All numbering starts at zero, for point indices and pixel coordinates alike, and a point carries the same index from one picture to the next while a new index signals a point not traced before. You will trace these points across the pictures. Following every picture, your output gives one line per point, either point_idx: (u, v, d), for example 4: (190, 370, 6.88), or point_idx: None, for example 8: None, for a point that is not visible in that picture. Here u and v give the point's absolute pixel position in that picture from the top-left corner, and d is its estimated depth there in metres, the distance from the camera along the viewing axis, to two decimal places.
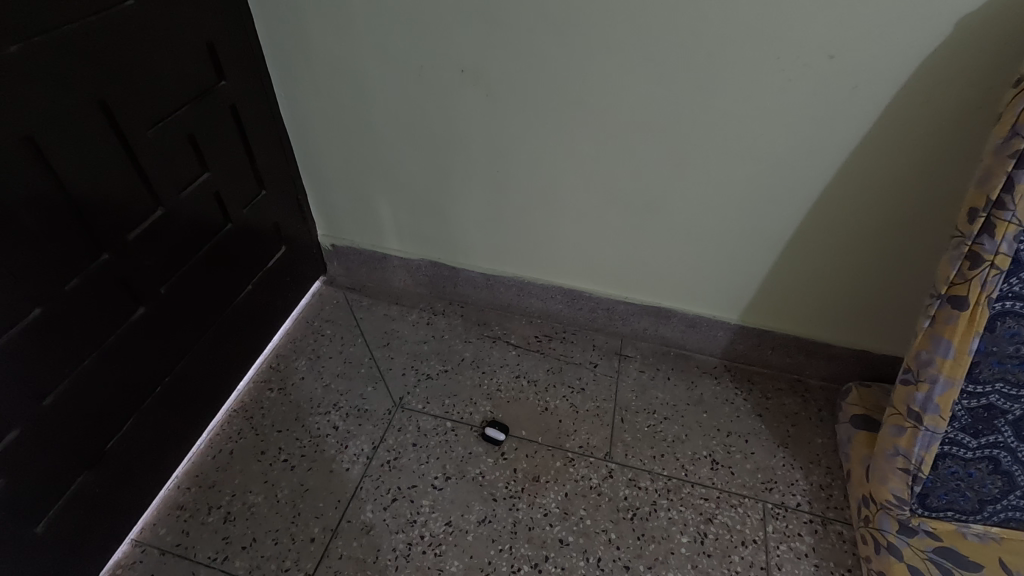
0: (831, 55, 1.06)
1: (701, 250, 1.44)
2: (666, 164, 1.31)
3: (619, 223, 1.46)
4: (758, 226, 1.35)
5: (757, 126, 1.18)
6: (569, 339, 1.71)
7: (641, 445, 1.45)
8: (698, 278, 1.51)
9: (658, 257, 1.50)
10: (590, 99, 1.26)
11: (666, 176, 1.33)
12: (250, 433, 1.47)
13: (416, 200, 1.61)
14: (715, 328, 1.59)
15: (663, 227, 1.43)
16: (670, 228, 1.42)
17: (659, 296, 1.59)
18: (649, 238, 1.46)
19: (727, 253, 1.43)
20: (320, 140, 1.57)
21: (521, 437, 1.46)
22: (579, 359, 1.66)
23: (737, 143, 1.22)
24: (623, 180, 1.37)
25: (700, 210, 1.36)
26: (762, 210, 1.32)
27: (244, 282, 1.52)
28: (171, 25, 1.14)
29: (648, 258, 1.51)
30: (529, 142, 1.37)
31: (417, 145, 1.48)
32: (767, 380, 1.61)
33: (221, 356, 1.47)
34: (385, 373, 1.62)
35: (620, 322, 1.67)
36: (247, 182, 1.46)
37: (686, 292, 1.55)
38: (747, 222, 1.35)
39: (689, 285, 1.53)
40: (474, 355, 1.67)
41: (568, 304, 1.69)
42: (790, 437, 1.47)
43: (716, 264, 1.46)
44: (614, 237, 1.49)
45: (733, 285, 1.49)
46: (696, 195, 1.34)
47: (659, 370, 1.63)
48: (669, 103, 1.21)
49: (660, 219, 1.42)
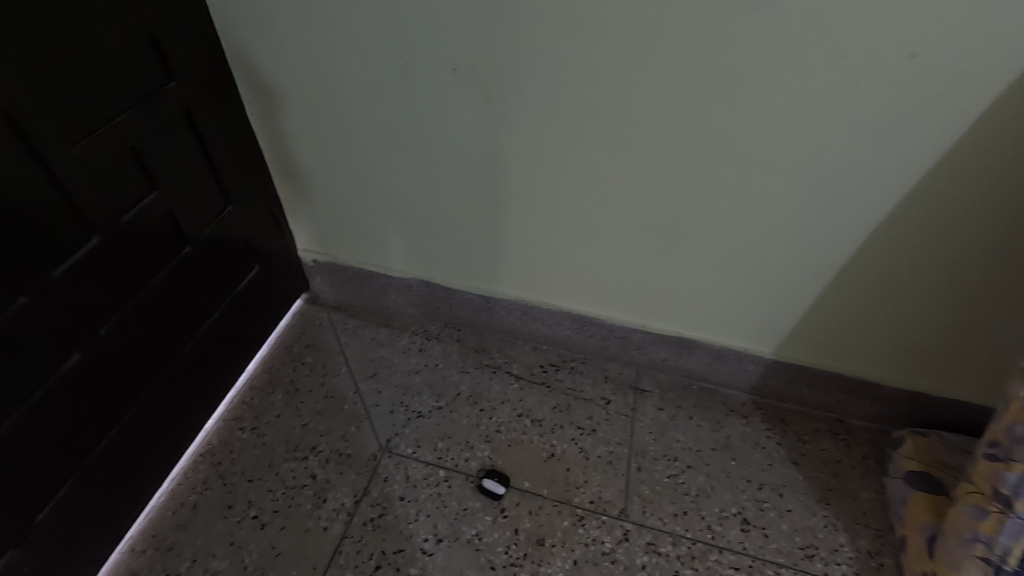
0: (910, 54, 0.85)
1: (733, 278, 1.24)
2: (695, 181, 1.11)
3: (637, 246, 1.26)
4: (802, 252, 1.15)
5: (809, 139, 0.98)
6: (579, 370, 1.52)
7: (660, 501, 1.27)
8: (728, 308, 1.31)
9: (682, 284, 1.30)
10: (606, 106, 1.05)
11: (695, 195, 1.13)
12: (217, 483, 1.30)
13: (405, 216, 1.42)
14: (744, 362, 1.40)
15: (689, 252, 1.23)
16: (697, 253, 1.22)
17: (681, 326, 1.40)
18: (672, 263, 1.27)
19: (764, 282, 1.23)
20: (295, 148, 1.37)
21: (523, 491, 1.29)
22: (589, 393, 1.47)
23: (783, 159, 1.02)
24: (644, 198, 1.17)
25: (733, 234, 1.17)
26: (808, 236, 1.12)
27: (209, 310, 1.34)
28: (94, 13, 0.92)
29: (670, 284, 1.31)
30: (534, 153, 1.17)
31: (404, 155, 1.28)
32: (804, 420, 1.42)
33: (182, 396, 1.30)
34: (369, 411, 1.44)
35: (635, 351, 1.48)
36: (209, 197, 1.26)
37: (713, 322, 1.36)
38: (790, 248, 1.15)
39: (717, 315, 1.34)
40: (471, 388, 1.48)
41: (578, 330, 1.50)
42: (831, 490, 1.29)
43: (749, 293, 1.26)
44: (632, 261, 1.30)
45: (768, 316, 1.29)
46: (730, 217, 1.14)
47: (680, 407, 1.45)
48: (702, 111, 1.00)
49: (685, 243, 1.22)
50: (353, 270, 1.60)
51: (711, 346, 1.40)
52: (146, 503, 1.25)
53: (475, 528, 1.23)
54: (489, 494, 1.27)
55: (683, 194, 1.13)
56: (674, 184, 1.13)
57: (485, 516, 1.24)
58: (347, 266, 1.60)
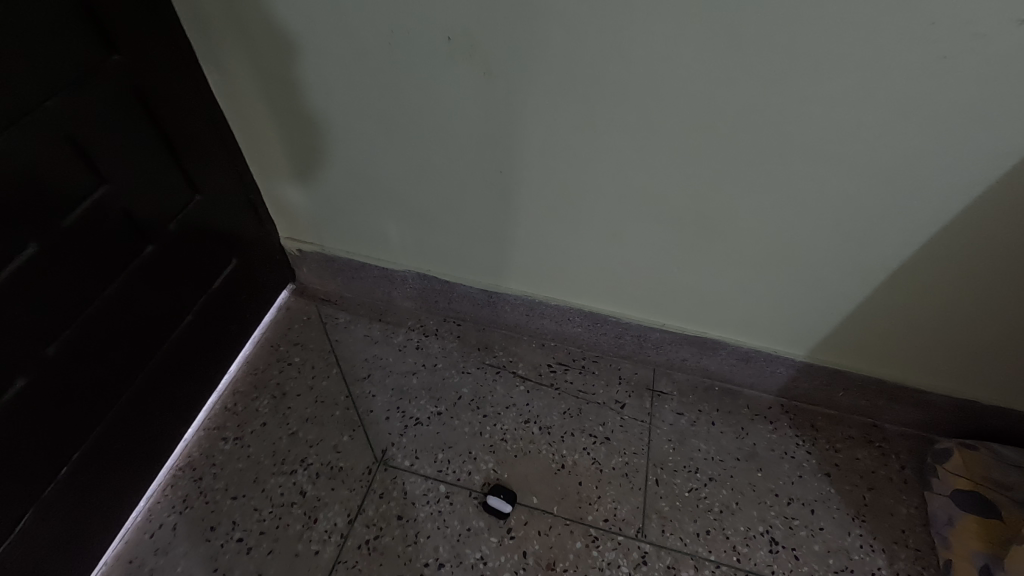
0: (1014, 21, 0.69)
1: (770, 276, 1.11)
2: (733, 171, 0.95)
3: (661, 240, 1.12)
4: (854, 250, 1.00)
5: (875, 122, 0.82)
6: (590, 370, 1.40)
7: (681, 518, 1.17)
8: (759, 306, 1.18)
9: (708, 282, 1.17)
10: (631, 83, 0.89)
11: (732, 185, 0.98)
12: (198, 501, 1.20)
13: (398, 204, 1.26)
14: (772, 364, 1.27)
15: (719, 247, 1.09)
16: (729, 249, 1.08)
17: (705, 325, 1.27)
18: (699, 258, 1.13)
19: (805, 281, 1.09)
20: (270, 129, 1.21)
21: (531, 507, 1.18)
22: (602, 396, 1.35)
23: (840, 147, 0.87)
24: (671, 187, 1.01)
25: (774, 228, 1.02)
26: (861, 232, 0.97)
27: (180, 313, 1.20)
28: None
29: (695, 281, 1.17)
30: (544, 137, 1.01)
31: (395, 138, 1.12)
32: (836, 425, 1.30)
33: (154, 409, 1.18)
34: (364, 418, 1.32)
35: (652, 350, 1.36)
36: (171, 188, 1.11)
37: (740, 322, 1.23)
38: (840, 245, 1.00)
39: (748, 314, 1.20)
40: (473, 391, 1.37)
41: (590, 327, 1.37)
42: (867, 505, 1.18)
43: (786, 292, 1.13)
44: (653, 256, 1.15)
45: (805, 317, 1.16)
46: (772, 210, 0.99)
47: (701, 412, 1.33)
48: (749, 88, 0.84)
49: (716, 238, 1.07)
50: (344, 262, 1.46)
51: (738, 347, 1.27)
52: (122, 524, 1.15)
53: (480, 550, 1.13)
54: (495, 512, 1.17)
55: (716, 184, 0.98)
56: (707, 173, 0.97)
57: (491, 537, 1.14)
58: (337, 257, 1.46)
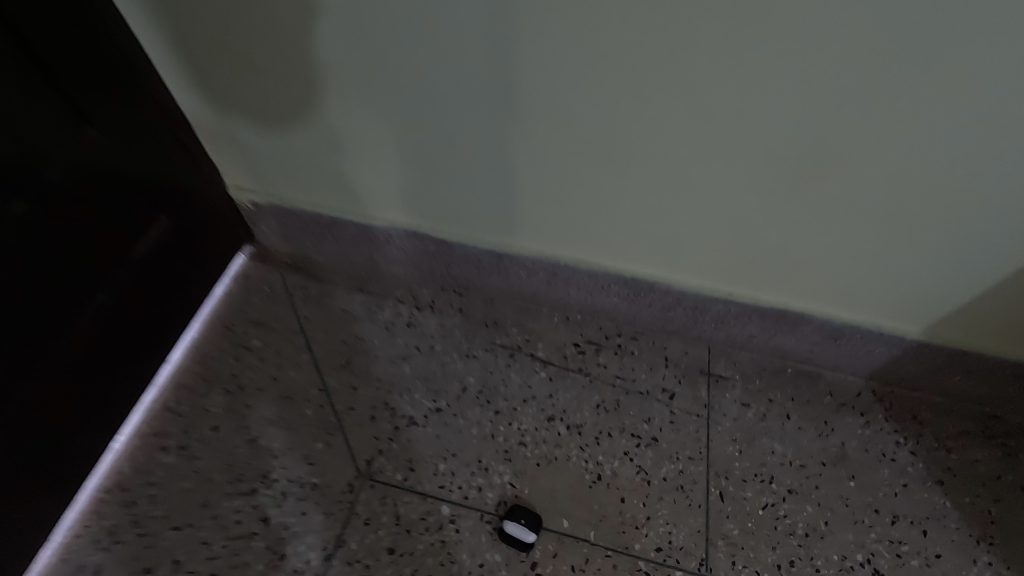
0: None
1: (893, 228, 0.80)
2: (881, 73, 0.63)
3: (744, 181, 0.79)
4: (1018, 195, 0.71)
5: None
6: (628, 351, 1.11)
7: (754, 545, 0.91)
8: (868, 270, 0.87)
9: (805, 238, 0.85)
10: None
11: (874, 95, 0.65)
12: (131, 533, 0.93)
13: (378, 139, 0.92)
14: (870, 343, 0.98)
15: (828, 189, 0.77)
16: (842, 193, 0.77)
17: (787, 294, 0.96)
18: (797, 205, 0.81)
19: (935, 237, 0.79)
20: (189, 34, 0.85)
21: (559, 535, 0.92)
22: (645, 385, 1.06)
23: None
24: (774, 104, 0.69)
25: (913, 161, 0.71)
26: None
27: (81, 295, 0.89)
28: None
29: (786, 238, 0.86)
30: (588, 36, 0.68)
31: (370, 41, 0.77)
32: (945, 417, 1.02)
33: (57, 421, 0.88)
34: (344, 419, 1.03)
35: (709, 325, 1.06)
36: (39, 120, 0.77)
37: (835, 292, 0.93)
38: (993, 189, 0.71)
39: (849, 281, 0.90)
40: (482, 381, 1.08)
41: (630, 299, 1.07)
42: (991, 523, 0.93)
43: (911, 252, 0.82)
44: (731, 203, 0.83)
45: (929, 284, 0.86)
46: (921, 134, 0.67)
47: (772, 402, 1.04)
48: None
49: (828, 175, 0.76)
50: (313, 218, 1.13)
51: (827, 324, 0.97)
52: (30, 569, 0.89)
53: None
54: (516, 543, 0.90)
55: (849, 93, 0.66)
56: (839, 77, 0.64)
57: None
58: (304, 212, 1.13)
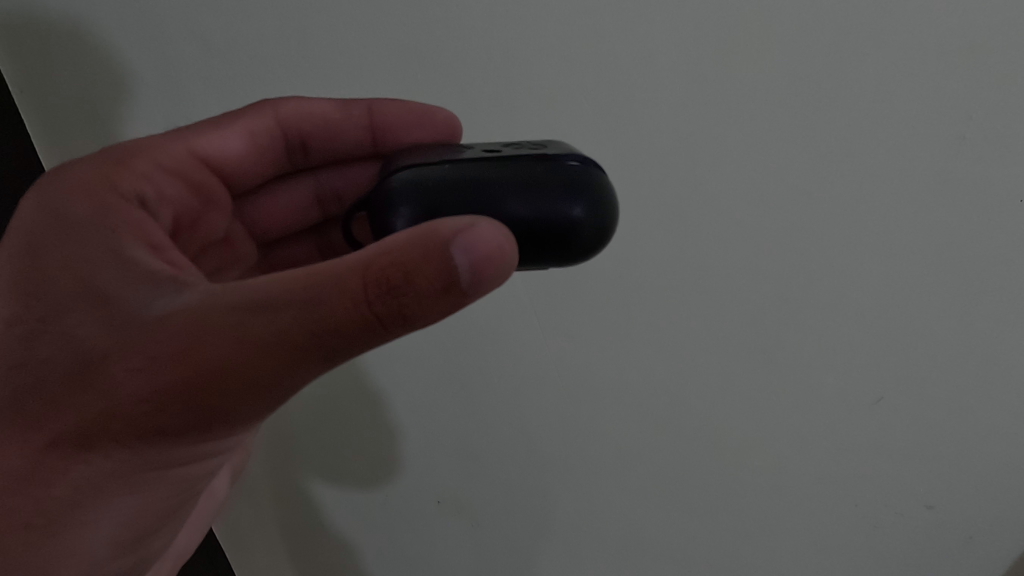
0: None
1: (851, 277, 0.58)
2: (931, 29, 0.47)
3: (676, 221, 0.60)
4: (977, 418, 0.62)
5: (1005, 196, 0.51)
6: (534, 154, 0.46)
7: None
8: (848, 439, 0.68)
9: (783, 352, 0.64)
10: (706, 33, 0.51)
11: (951, 63, 0.48)
12: None
13: (132, 84, 0.61)
14: (844, 552, 0.75)
15: (809, 247, 0.58)
16: (839, 266, 0.58)
17: (758, 503, 0.75)
18: (735, 277, 0.61)
19: (964, 349, 0.59)
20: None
21: (533, 147, 0.48)
22: (574, 236, 0.44)
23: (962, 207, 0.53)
24: (789, 58, 0.51)
25: (929, 185, 0.52)
26: (999, 377, 0.60)
27: None
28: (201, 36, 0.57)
29: (759, 372, 0.66)
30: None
31: (243, 8, 0.56)
32: None
33: None
34: (228, 525, 0.98)
35: (661, 309, 0.65)
36: None
37: (876, 409, 0.65)
38: (962, 365, 0.60)
39: (827, 442, 0.68)
40: (383, 441, 0.83)
41: (515, 422, 0.77)
42: None
43: (938, 373, 0.61)
44: (649, 255, 0.62)
45: (964, 485, 0.67)
46: (984, 89, 0.48)
47: (709, 500, 0.76)
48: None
49: (821, 145, 0.53)
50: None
51: (802, 530, 0.75)
52: None
53: (73, 354, 0.34)
54: (504, 199, 0.43)
55: (887, 21, 0.48)
56: (866, 54, 0.49)
57: (158, 349, 0.33)
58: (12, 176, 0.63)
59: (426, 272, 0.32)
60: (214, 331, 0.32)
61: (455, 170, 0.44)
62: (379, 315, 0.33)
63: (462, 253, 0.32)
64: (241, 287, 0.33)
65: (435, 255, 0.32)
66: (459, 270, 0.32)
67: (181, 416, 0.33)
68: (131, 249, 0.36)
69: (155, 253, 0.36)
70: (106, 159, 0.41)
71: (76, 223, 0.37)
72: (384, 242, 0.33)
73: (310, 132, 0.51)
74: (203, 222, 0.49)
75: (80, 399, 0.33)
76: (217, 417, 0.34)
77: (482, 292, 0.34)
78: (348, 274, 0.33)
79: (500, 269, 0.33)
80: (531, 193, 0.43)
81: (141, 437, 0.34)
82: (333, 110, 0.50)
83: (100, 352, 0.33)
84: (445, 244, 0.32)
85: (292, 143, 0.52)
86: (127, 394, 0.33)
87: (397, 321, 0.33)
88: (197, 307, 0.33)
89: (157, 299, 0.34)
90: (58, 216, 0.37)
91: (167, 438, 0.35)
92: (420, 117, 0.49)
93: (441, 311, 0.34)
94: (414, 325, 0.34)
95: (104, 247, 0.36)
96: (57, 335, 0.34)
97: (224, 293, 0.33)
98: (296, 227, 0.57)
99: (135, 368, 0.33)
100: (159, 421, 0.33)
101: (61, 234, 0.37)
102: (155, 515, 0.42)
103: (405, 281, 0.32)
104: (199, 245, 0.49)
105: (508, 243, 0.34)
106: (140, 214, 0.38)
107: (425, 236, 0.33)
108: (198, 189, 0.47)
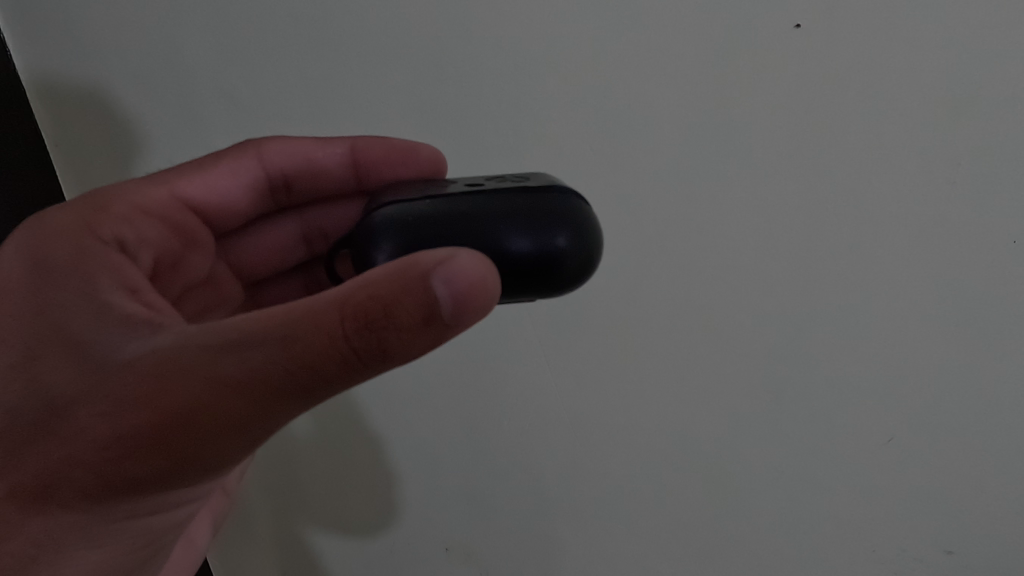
0: None
1: (851, 308, 0.57)
2: (923, 68, 0.48)
3: (671, 252, 0.59)
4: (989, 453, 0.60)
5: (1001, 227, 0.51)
6: (516, 186, 0.46)
7: None
8: (859, 474, 0.65)
9: (791, 386, 0.62)
10: (693, 72, 0.52)
11: (944, 99, 0.48)
12: None
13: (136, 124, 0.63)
14: None
15: (806, 277, 0.57)
16: (836, 295, 0.57)
17: (767, 540, 0.72)
18: (741, 312, 0.60)
19: (973, 385, 0.58)
20: None
21: (516, 180, 0.48)
22: (557, 266, 0.44)
23: (957, 235, 0.52)
24: (791, 93, 0.51)
25: (932, 220, 0.52)
26: (1017, 416, 0.58)
27: None
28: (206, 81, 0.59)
29: (761, 404, 0.64)
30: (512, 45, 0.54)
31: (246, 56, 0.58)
32: None
33: None
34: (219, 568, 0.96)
35: (658, 343, 0.63)
36: None
37: (885, 443, 0.63)
38: (970, 397, 0.58)
39: (836, 477, 0.66)
40: (377, 482, 0.81)
41: (512, 461, 0.74)
42: None
43: (946, 406, 0.59)
44: (645, 287, 0.61)
45: (981, 526, 0.64)
46: (972, 125, 0.48)
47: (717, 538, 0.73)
48: (969, 26, 0.46)
49: (823, 177, 0.53)
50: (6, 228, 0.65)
51: None
52: None
53: (42, 400, 0.33)
54: (487, 230, 0.43)
55: (889, 58, 0.48)
56: (858, 89, 0.49)
57: (125, 394, 0.32)
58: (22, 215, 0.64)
59: (405, 305, 0.31)
60: (183, 371, 0.32)
61: (435, 203, 0.44)
62: (357, 351, 0.32)
63: (442, 284, 0.32)
64: (215, 327, 0.33)
65: (413, 288, 0.31)
66: (440, 301, 0.31)
67: (147, 462, 0.32)
68: (106, 292, 0.35)
69: (131, 296, 0.36)
70: (86, 203, 0.41)
71: (52, 268, 0.37)
72: (361, 277, 0.32)
73: (293, 172, 0.51)
74: (184, 264, 0.49)
75: (48, 445, 0.33)
76: (186, 463, 0.33)
77: (464, 324, 0.33)
78: (324, 310, 0.32)
79: (481, 301, 0.32)
80: (516, 224, 0.43)
81: (105, 486, 0.33)
82: (315, 150, 0.51)
83: (67, 399, 0.33)
84: (425, 276, 0.32)
85: (276, 183, 0.52)
86: (91, 440, 0.32)
87: (376, 356, 0.32)
88: (168, 349, 0.32)
89: (129, 342, 0.33)
90: (35, 261, 0.37)
91: (134, 487, 0.34)
92: (403, 154, 0.50)
93: (423, 346, 0.33)
94: (394, 361, 0.33)
95: (77, 291, 0.35)
96: (26, 381, 0.34)
97: (196, 334, 0.33)
98: (281, 266, 0.58)
99: (101, 414, 0.32)
100: (124, 468, 0.33)
101: (33, 280, 0.37)
102: (127, 563, 0.40)
103: (383, 316, 0.32)
104: (181, 286, 0.49)
105: (490, 272, 0.33)
106: (116, 257, 0.38)
107: (402, 269, 0.32)
108: (180, 231, 0.47)
